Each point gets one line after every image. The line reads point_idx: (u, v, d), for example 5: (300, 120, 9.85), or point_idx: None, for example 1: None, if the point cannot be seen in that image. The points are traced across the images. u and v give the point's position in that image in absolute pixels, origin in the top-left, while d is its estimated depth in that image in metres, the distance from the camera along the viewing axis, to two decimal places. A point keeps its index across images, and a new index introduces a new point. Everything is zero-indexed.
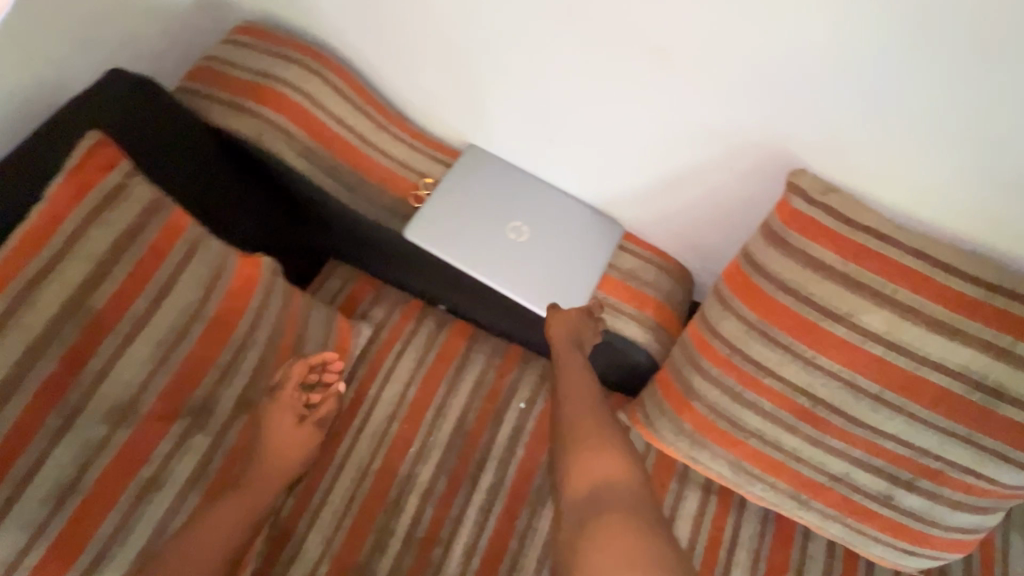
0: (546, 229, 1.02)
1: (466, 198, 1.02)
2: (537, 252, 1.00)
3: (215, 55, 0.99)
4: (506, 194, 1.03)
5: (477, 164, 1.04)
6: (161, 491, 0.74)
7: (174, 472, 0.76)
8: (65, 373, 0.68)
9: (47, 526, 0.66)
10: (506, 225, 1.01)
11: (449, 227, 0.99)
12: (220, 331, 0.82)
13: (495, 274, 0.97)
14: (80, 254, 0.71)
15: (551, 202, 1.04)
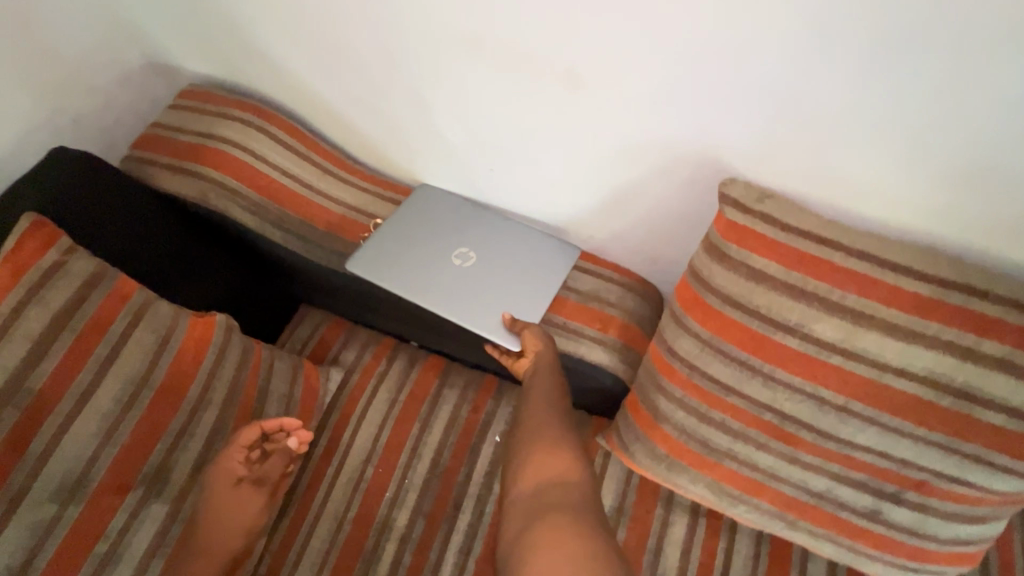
0: (497, 254, 0.98)
1: (415, 229, 0.99)
2: (487, 276, 0.96)
3: (162, 121, 1.03)
4: (457, 224, 1.01)
5: (427, 198, 1.03)
6: (119, 564, 0.74)
7: (132, 544, 0.76)
8: (8, 456, 0.69)
9: None
10: (450, 252, 0.98)
11: (395, 260, 0.96)
12: (172, 395, 0.82)
13: (442, 298, 0.93)
14: (18, 336, 0.72)
15: (502, 227, 1.01)
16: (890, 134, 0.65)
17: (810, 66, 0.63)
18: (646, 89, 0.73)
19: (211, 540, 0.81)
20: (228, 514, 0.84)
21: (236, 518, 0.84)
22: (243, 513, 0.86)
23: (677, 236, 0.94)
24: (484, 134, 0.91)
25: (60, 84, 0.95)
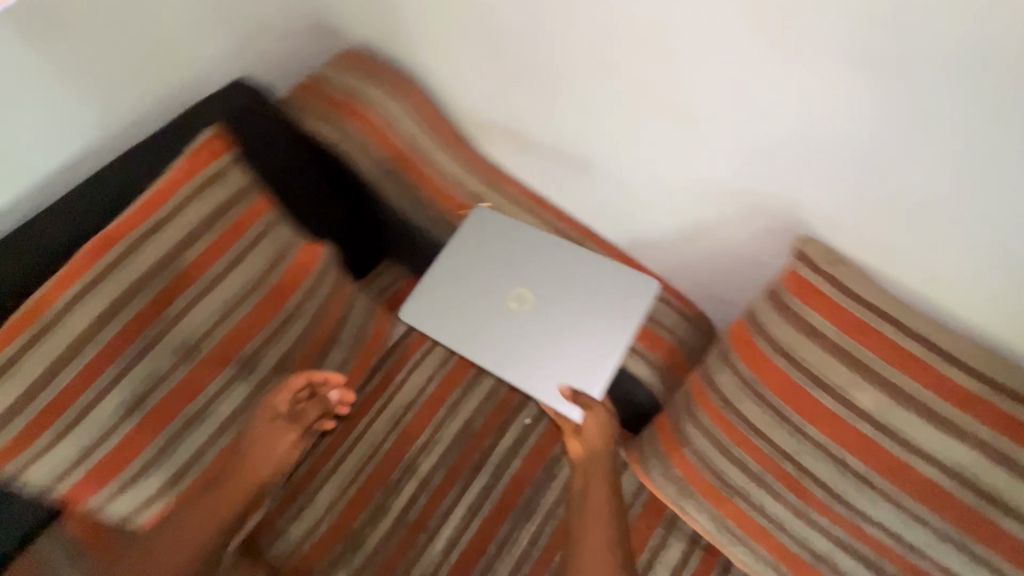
0: (556, 303, 1.00)
1: (465, 265, 1.05)
2: (549, 329, 0.99)
3: (320, 72, 1.16)
4: (512, 259, 1.05)
5: (492, 229, 1.07)
6: (205, 422, 0.90)
7: (217, 410, 0.91)
8: (150, 311, 0.86)
9: (118, 428, 0.84)
10: (507, 292, 1.02)
11: (434, 306, 1.04)
12: (275, 300, 0.97)
13: (497, 354, 0.99)
14: (181, 221, 0.89)
15: (570, 266, 1.03)
16: (974, 230, 0.68)
17: (910, 151, 0.66)
18: (747, 139, 0.79)
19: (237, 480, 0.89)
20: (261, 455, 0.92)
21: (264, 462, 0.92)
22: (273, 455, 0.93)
23: (743, 277, 0.99)
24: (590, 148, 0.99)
25: (249, 23, 1.13)
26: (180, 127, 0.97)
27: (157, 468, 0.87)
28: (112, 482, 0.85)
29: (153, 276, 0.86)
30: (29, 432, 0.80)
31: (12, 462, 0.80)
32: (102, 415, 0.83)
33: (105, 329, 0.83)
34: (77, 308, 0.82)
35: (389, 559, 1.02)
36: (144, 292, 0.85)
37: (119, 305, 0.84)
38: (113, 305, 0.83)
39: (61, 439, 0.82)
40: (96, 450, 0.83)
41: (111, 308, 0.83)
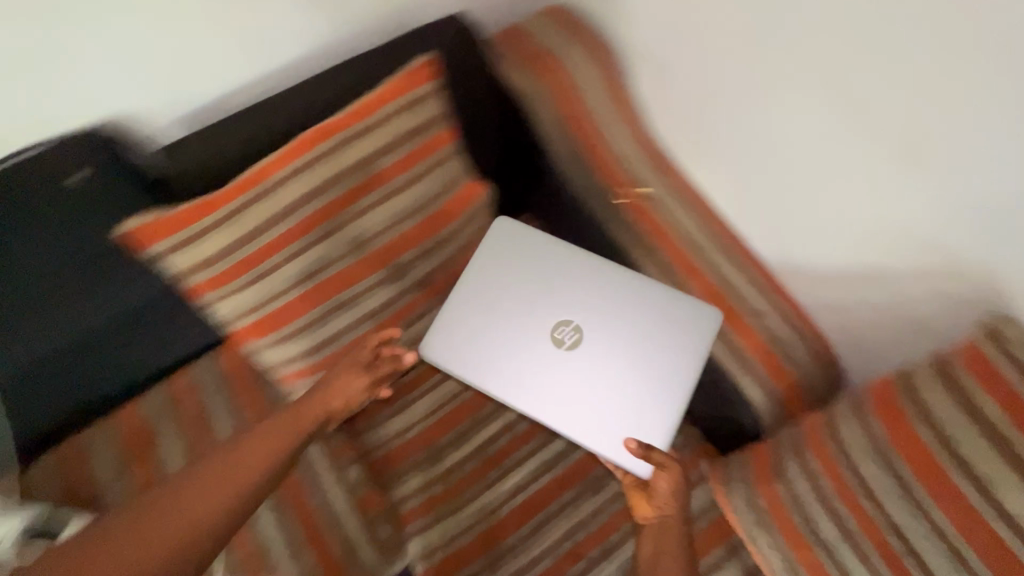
0: (602, 339, 0.99)
1: (494, 287, 1.04)
2: (604, 377, 0.98)
3: (525, 22, 1.19)
4: (543, 282, 1.03)
5: (528, 250, 1.06)
6: (355, 307, 1.04)
7: (367, 301, 1.04)
8: (341, 202, 0.97)
9: (291, 290, 0.99)
10: (550, 329, 1.00)
11: (456, 334, 1.03)
12: (437, 223, 1.06)
13: (555, 402, 0.97)
14: (386, 130, 0.98)
15: (600, 293, 1.02)
16: None
17: None
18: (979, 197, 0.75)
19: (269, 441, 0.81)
20: (265, 433, 0.82)
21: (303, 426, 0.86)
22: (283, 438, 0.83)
23: (900, 337, 0.96)
24: (790, 150, 0.95)
25: None
26: (396, 50, 1.05)
27: (313, 331, 1.03)
28: (274, 330, 1.02)
29: (349, 175, 0.96)
30: (226, 273, 0.95)
31: (209, 293, 0.96)
32: (282, 277, 0.97)
33: (304, 207, 0.94)
34: (290, 183, 0.93)
35: (463, 478, 1.14)
36: (338, 185, 0.96)
37: (320, 191, 0.95)
38: (315, 189, 0.94)
39: (246, 287, 0.97)
40: (271, 302, 0.99)
41: (313, 191, 0.94)
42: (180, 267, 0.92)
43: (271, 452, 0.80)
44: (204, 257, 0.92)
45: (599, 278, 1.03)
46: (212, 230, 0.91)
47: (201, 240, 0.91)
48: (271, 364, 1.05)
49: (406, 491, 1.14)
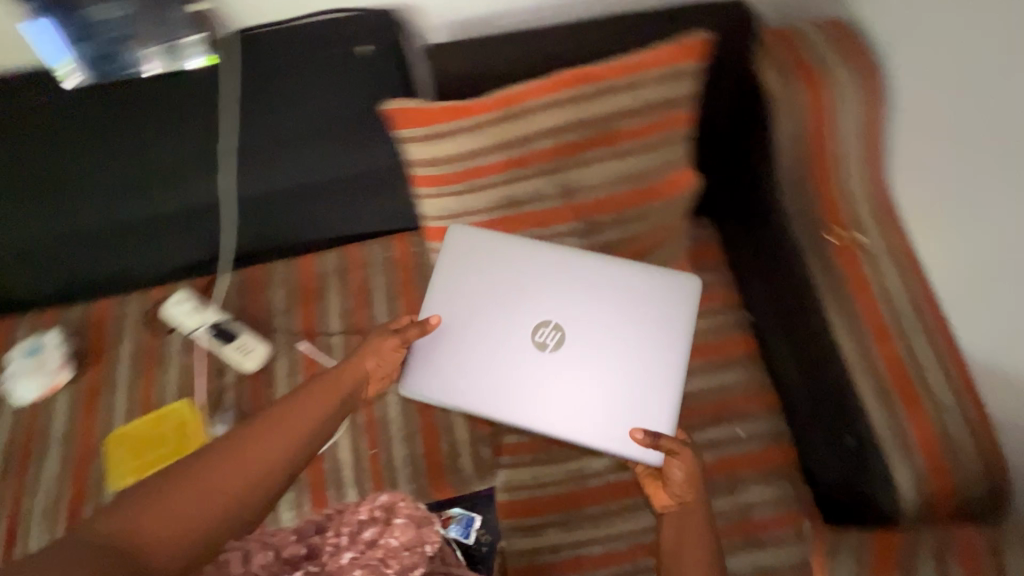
0: (581, 342, 0.96)
1: (457, 303, 0.99)
2: (592, 372, 0.95)
3: (799, 27, 1.10)
4: (511, 283, 0.99)
5: (502, 252, 1.00)
6: None
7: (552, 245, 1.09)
8: (570, 148, 1.00)
9: (493, 211, 1.06)
10: (531, 334, 0.97)
11: (433, 363, 0.97)
12: (644, 196, 1.06)
13: (550, 402, 0.95)
14: (636, 94, 0.98)
15: (567, 283, 0.99)
16: None
17: None
18: None
19: (303, 417, 0.83)
20: (300, 409, 0.84)
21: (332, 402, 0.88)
22: (317, 414, 0.84)
23: None
24: None
25: None
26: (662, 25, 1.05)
27: None
28: None
29: (588, 124, 0.98)
30: (450, 176, 1.02)
31: (427, 188, 1.05)
32: (490, 198, 1.04)
33: (536, 142, 0.98)
34: (533, 116, 0.97)
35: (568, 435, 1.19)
36: (577, 131, 0.98)
37: (556, 132, 0.98)
38: (552, 129, 0.98)
39: (460, 195, 1.04)
40: (470, 214, 1.07)
41: (550, 131, 0.98)
42: (416, 157, 1.01)
43: (306, 425, 0.82)
44: (440, 156, 1.00)
45: (563, 266, 0.99)
46: (457, 133, 0.98)
47: (443, 139, 0.98)
48: None
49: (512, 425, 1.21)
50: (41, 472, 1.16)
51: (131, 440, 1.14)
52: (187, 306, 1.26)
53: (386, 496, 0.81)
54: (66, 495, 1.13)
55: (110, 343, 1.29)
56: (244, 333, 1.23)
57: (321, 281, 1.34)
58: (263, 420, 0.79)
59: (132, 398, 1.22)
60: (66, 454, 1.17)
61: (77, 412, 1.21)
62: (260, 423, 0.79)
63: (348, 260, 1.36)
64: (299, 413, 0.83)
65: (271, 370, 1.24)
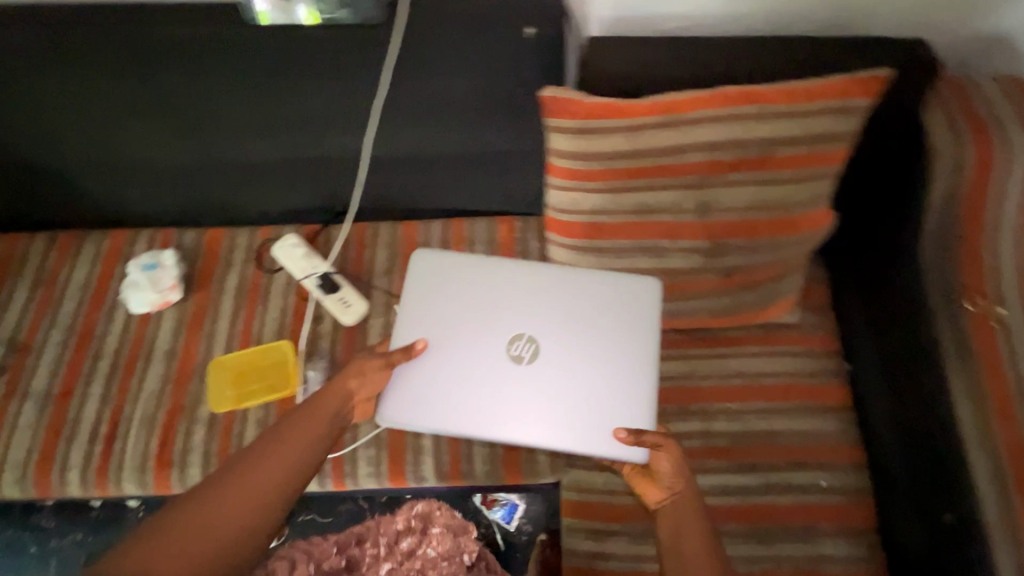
0: (554, 356, 0.99)
1: (433, 325, 1.03)
2: (568, 379, 0.99)
3: (976, 81, 1.06)
4: (483, 303, 1.03)
5: (477, 275, 1.05)
6: (661, 257, 1.09)
7: (674, 258, 1.08)
8: (722, 166, 0.97)
9: (625, 215, 1.05)
10: (505, 349, 1.00)
11: (416, 393, 1.00)
12: (780, 226, 1.04)
13: (535, 412, 0.98)
14: (802, 122, 0.95)
15: (536, 299, 1.03)
16: None
17: None
18: None
19: (297, 440, 0.87)
20: (296, 429, 0.89)
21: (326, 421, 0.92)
22: (312, 434, 0.89)
23: None
24: None
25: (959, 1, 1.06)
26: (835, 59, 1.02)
27: (615, 254, 1.11)
28: (583, 238, 1.11)
29: (743, 146, 0.96)
30: (590, 173, 1.01)
31: (563, 179, 1.04)
32: (626, 201, 1.03)
33: (689, 153, 0.96)
34: (693, 127, 0.95)
35: None
36: (733, 149, 0.96)
37: (712, 147, 0.96)
38: (709, 144, 0.96)
39: (594, 193, 1.04)
40: (601, 213, 1.06)
41: (706, 145, 0.96)
42: (561, 147, 1.00)
43: (304, 446, 0.87)
44: (586, 151, 0.99)
45: (533, 284, 1.03)
46: (610, 131, 0.97)
47: (594, 135, 0.97)
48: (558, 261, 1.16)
49: None
50: (143, 382, 1.22)
51: (236, 370, 1.20)
52: (297, 252, 1.30)
53: (425, 507, 1.36)
54: (164, 408, 1.20)
55: (218, 272, 1.34)
56: (347, 288, 1.26)
57: (423, 249, 1.35)
58: (258, 450, 0.84)
59: (233, 329, 1.28)
60: (167, 370, 1.23)
61: (181, 332, 1.27)
62: (256, 451, 0.84)
63: (452, 234, 1.37)
64: (295, 434, 0.88)
65: (365, 328, 1.27)
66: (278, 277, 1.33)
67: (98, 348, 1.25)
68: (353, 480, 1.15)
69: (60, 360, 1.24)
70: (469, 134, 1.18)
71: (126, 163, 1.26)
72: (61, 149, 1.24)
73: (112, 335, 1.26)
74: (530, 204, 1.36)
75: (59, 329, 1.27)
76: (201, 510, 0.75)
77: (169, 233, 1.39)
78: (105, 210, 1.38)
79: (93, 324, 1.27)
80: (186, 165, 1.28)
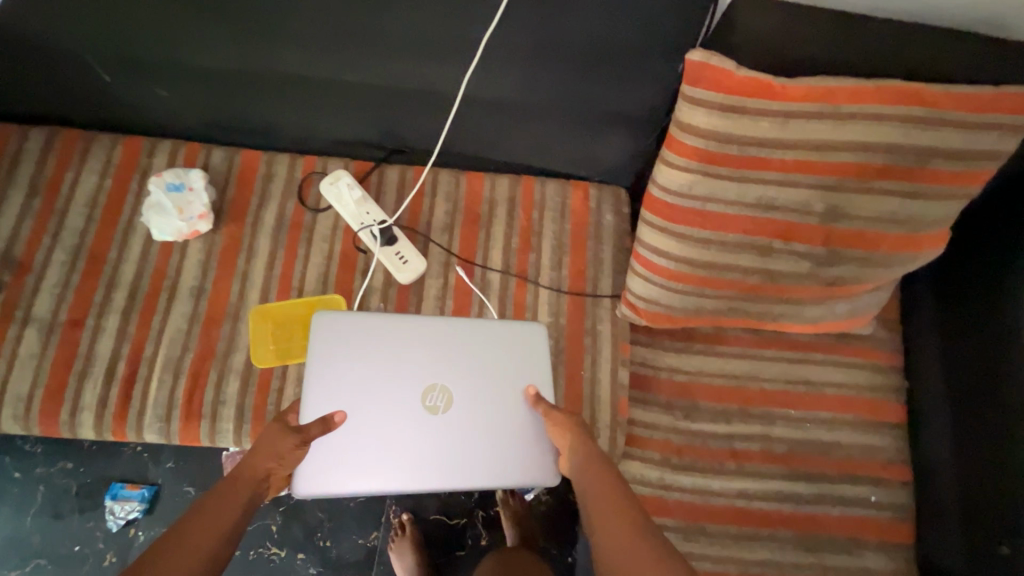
0: (466, 404, 1.01)
1: (349, 386, 0.98)
2: (479, 423, 1.01)
3: None
4: (388, 356, 1.01)
5: (372, 332, 1.02)
6: (766, 259, 1.00)
7: (780, 262, 1.00)
8: (869, 170, 0.89)
9: (743, 208, 0.95)
10: (419, 401, 0.99)
11: (333, 459, 0.96)
12: (904, 243, 0.96)
13: (450, 459, 0.99)
14: (966, 135, 0.86)
15: (438, 347, 1.03)
16: None
17: None
18: None
19: (204, 532, 0.72)
20: (201, 519, 0.73)
21: (238, 508, 0.77)
22: (219, 525, 0.73)
23: None
24: None
25: None
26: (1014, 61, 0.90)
27: (714, 249, 1.01)
28: (689, 226, 0.99)
29: (897, 152, 0.87)
30: (719, 157, 0.91)
31: (686, 159, 0.92)
32: (749, 193, 0.93)
33: (841, 152, 0.87)
34: (855, 123, 0.85)
35: (701, 447, 1.16)
36: (886, 154, 0.87)
37: (865, 149, 0.87)
38: (864, 145, 0.86)
39: (717, 178, 0.93)
40: (715, 202, 0.96)
41: (861, 146, 0.87)
42: (695, 123, 0.89)
43: (213, 537, 0.72)
44: (724, 131, 0.88)
45: (432, 334, 1.04)
46: (758, 113, 0.86)
47: (738, 115, 0.87)
48: (651, 246, 1.05)
49: (648, 419, 1.17)
50: (166, 321, 1.08)
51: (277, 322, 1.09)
52: (351, 194, 1.16)
53: None
54: (191, 353, 1.07)
55: (253, 203, 1.18)
56: (405, 242, 1.14)
57: (487, 208, 1.22)
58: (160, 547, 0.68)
59: (270, 271, 1.14)
60: (193, 311, 1.09)
61: (209, 268, 1.12)
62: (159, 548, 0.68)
63: (520, 194, 1.24)
64: (201, 526, 0.72)
65: (420, 288, 1.15)
66: (323, 218, 1.18)
67: (112, 275, 1.09)
68: None
69: (67, 284, 1.08)
70: (567, 88, 1.05)
71: (150, 61, 1.06)
72: (69, 34, 1.01)
73: (129, 263, 1.10)
74: (606, 172, 1.25)
75: (63, 248, 1.10)
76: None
77: (194, 149, 1.20)
78: (118, 112, 1.18)
79: (104, 247, 1.11)
80: (225, 74, 1.08)
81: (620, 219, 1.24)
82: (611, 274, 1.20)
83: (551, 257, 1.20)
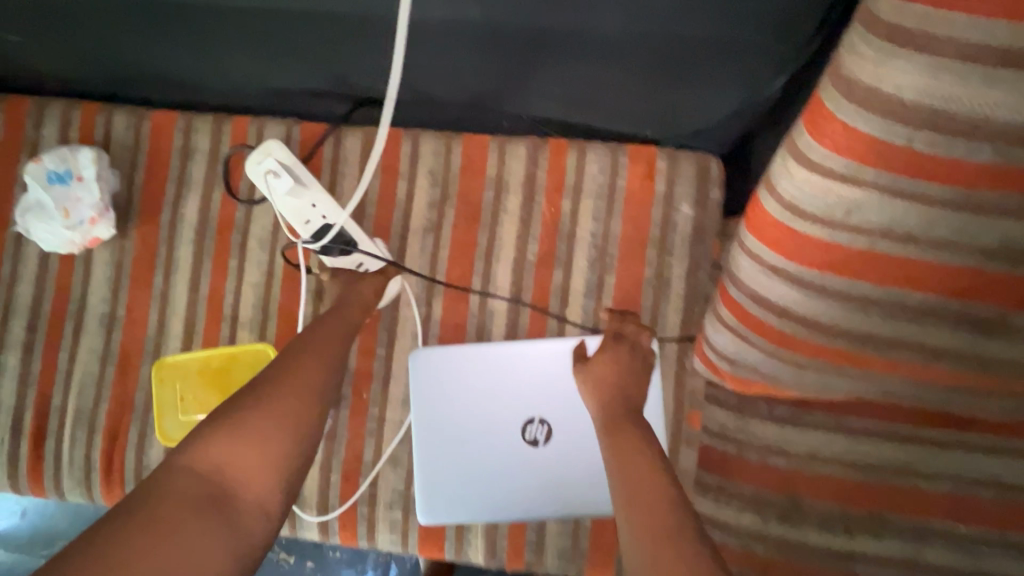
0: (569, 433, 0.74)
1: (446, 423, 0.75)
2: (591, 451, 0.74)
3: None
4: (480, 382, 0.75)
5: (445, 365, 0.76)
6: (989, 340, 0.54)
7: (1014, 347, 0.54)
8: None
9: (957, 257, 0.50)
10: (521, 437, 0.74)
11: (448, 496, 0.75)
12: None
13: (561, 495, 0.74)
14: None
15: (532, 362, 0.75)
16: None
17: None
18: None
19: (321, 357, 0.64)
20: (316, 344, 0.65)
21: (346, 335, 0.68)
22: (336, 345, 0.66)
23: None
24: None
25: None
26: None
27: (878, 313, 0.54)
28: (838, 276, 0.53)
29: None
30: (946, 167, 0.44)
31: (855, 161, 0.45)
32: (974, 235, 0.48)
33: None
34: None
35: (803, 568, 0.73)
36: None
37: None
38: None
39: (927, 204, 0.47)
40: (906, 242, 0.49)
41: None
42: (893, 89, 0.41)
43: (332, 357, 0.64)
44: (976, 113, 0.42)
45: (525, 352, 0.75)
46: None
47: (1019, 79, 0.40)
48: (749, 291, 0.58)
49: (720, 521, 0.77)
50: (74, 359, 0.84)
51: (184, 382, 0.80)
52: (276, 186, 0.77)
53: None
54: (106, 404, 0.83)
55: (169, 196, 0.85)
56: (366, 255, 0.77)
57: (493, 193, 0.80)
58: (268, 390, 0.57)
59: (194, 292, 0.83)
60: (106, 347, 0.84)
61: (121, 289, 0.84)
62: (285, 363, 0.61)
63: (545, 172, 0.79)
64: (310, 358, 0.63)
65: (394, 321, 0.80)
66: (261, 215, 0.83)
67: (8, 299, 0.85)
68: (370, 544, 0.79)
69: None
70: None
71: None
72: None
73: (26, 284, 0.85)
74: (692, 132, 0.76)
75: None
76: (210, 464, 0.50)
77: (91, 115, 0.86)
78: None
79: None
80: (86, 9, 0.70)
81: (703, 212, 0.77)
82: (682, 308, 0.77)
83: (588, 276, 0.78)
